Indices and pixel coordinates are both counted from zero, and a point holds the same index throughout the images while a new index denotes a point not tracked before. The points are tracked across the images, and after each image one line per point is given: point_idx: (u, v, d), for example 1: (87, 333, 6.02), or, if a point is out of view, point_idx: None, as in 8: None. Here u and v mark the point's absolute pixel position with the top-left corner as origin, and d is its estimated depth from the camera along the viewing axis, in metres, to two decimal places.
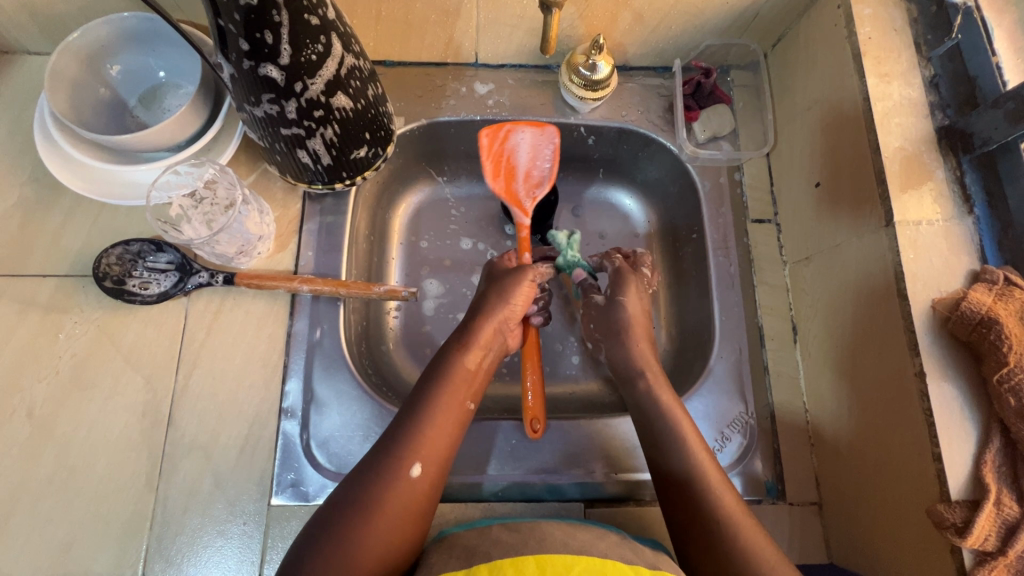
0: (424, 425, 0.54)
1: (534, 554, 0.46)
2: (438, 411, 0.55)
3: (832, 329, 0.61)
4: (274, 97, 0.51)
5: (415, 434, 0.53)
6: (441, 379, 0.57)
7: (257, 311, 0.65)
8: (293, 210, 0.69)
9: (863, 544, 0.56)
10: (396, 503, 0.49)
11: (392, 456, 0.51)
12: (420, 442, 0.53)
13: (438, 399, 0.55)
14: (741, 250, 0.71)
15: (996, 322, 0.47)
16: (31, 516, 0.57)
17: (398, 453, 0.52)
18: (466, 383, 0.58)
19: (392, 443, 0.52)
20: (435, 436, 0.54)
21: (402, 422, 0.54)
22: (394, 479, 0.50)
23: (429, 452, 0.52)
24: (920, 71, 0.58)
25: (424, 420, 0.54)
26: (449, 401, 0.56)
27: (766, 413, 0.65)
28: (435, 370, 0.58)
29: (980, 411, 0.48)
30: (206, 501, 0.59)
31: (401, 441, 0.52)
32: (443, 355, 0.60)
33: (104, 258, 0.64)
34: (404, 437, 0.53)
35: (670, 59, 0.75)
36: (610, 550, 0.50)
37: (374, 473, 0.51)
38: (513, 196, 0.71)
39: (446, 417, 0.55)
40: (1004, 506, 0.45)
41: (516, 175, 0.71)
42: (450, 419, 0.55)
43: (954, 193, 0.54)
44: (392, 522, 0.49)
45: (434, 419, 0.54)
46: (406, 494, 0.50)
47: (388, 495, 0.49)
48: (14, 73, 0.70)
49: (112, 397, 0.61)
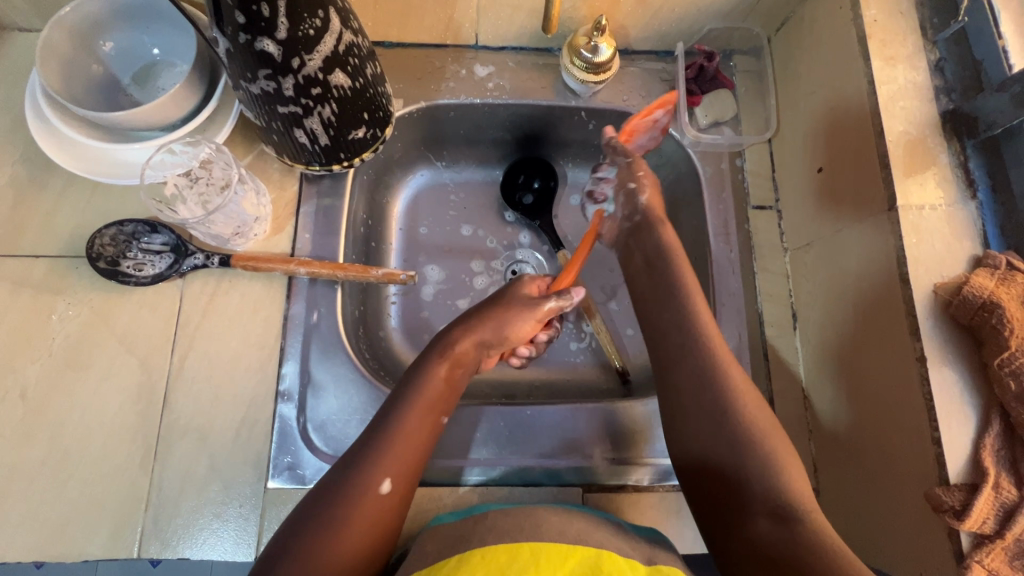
0: (394, 439, 0.53)
1: (529, 542, 0.47)
2: (412, 424, 0.54)
3: (833, 313, 0.61)
4: (271, 73, 0.50)
5: (386, 444, 0.52)
6: (415, 391, 0.56)
7: (253, 293, 0.64)
8: (290, 192, 0.68)
9: (863, 530, 0.55)
10: (362, 517, 0.49)
11: (362, 469, 0.50)
12: (390, 456, 0.52)
13: (409, 410, 0.54)
14: (742, 236, 0.71)
15: (998, 306, 0.46)
16: (25, 498, 0.57)
17: (370, 467, 0.51)
18: (442, 395, 0.57)
19: (362, 456, 0.51)
20: (405, 451, 0.53)
21: (372, 433, 0.53)
22: (362, 493, 0.49)
23: (399, 465, 0.52)
24: (926, 55, 0.57)
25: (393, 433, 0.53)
26: (423, 414, 0.55)
27: (765, 399, 0.65)
28: (408, 382, 0.57)
29: (981, 396, 0.48)
30: (203, 483, 0.59)
31: (371, 455, 0.51)
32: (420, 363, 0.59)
33: (98, 239, 0.63)
34: (372, 452, 0.52)
35: (673, 43, 0.74)
36: (607, 541, 0.50)
37: (343, 482, 0.50)
38: (641, 128, 0.70)
39: (417, 431, 0.54)
40: (1003, 489, 0.45)
41: (629, 137, 0.70)
42: (419, 429, 0.54)
43: (958, 177, 0.54)
44: (359, 532, 0.48)
45: (404, 433, 0.53)
46: (374, 506, 0.50)
47: (353, 509, 0.49)
48: (4, 51, 0.68)
49: (107, 379, 0.61)
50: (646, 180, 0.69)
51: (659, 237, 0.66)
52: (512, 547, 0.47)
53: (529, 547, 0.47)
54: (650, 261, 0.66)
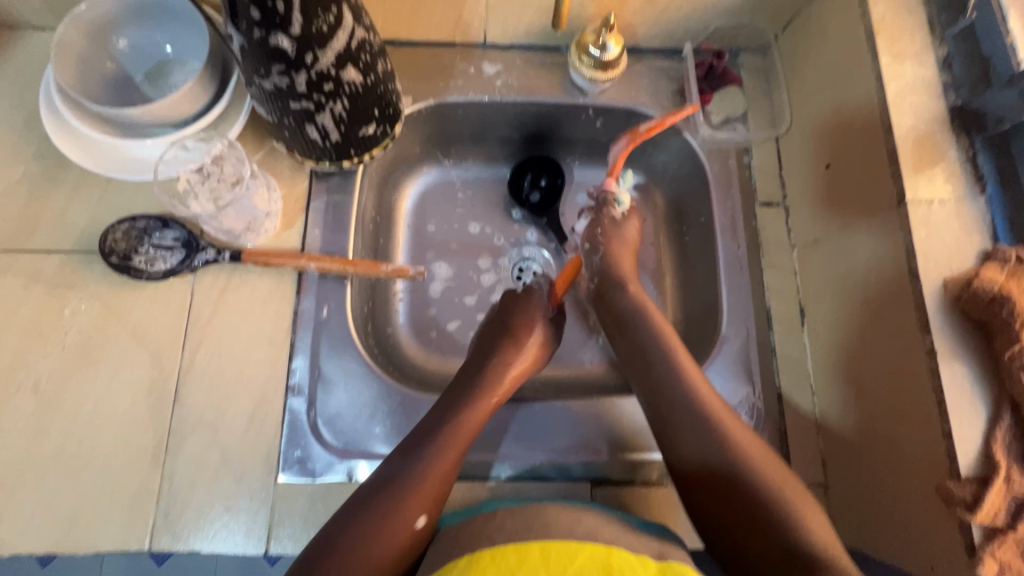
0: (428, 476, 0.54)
1: (538, 541, 0.47)
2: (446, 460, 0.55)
3: (841, 309, 0.61)
4: (284, 69, 0.50)
5: (420, 476, 0.53)
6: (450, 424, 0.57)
7: (264, 289, 0.65)
8: (300, 188, 0.68)
9: (874, 525, 0.55)
10: (397, 551, 0.50)
11: (394, 505, 0.52)
12: (424, 493, 0.53)
13: (442, 440, 0.56)
14: (749, 232, 0.71)
15: (1009, 299, 0.46)
16: (38, 490, 0.57)
17: (401, 502, 0.52)
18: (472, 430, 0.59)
19: (394, 491, 0.52)
20: (438, 486, 0.54)
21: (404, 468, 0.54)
22: (396, 528, 0.51)
23: (430, 497, 0.53)
24: (934, 51, 0.58)
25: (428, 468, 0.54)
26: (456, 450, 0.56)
27: (774, 394, 0.65)
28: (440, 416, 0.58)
29: (991, 389, 0.48)
30: (214, 477, 0.59)
31: (404, 491, 0.52)
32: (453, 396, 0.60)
33: (110, 234, 0.63)
34: (407, 487, 0.53)
35: (680, 41, 0.75)
36: (618, 537, 0.50)
37: (373, 515, 0.51)
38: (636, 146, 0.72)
39: (450, 465, 0.55)
40: (1014, 482, 0.45)
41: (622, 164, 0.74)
42: (450, 461, 0.55)
43: (967, 172, 0.54)
44: (387, 561, 0.50)
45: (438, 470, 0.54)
46: (407, 540, 0.51)
47: (388, 544, 0.50)
48: (19, 50, 0.69)
49: (119, 373, 0.61)
50: (603, 238, 0.72)
51: (625, 299, 0.67)
52: (521, 547, 0.47)
53: (539, 547, 0.47)
54: (618, 322, 0.66)
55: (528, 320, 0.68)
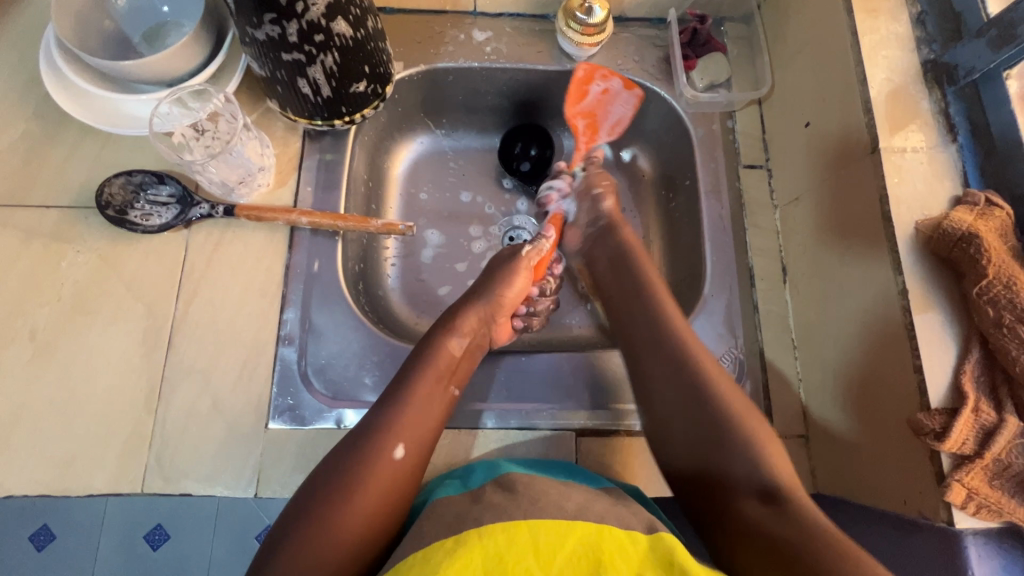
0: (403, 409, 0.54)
1: (527, 522, 0.45)
2: (421, 396, 0.55)
3: (820, 261, 0.62)
4: (276, 17, 0.52)
5: (396, 415, 0.53)
6: (424, 362, 0.58)
7: (256, 244, 0.66)
8: (293, 147, 0.70)
9: (850, 469, 0.56)
10: (378, 483, 0.50)
11: (374, 439, 0.52)
12: (400, 425, 0.53)
13: (416, 385, 0.56)
14: (732, 193, 0.72)
15: (977, 237, 0.48)
16: (32, 434, 0.59)
17: (379, 434, 0.52)
18: (449, 366, 0.59)
19: (372, 428, 0.53)
20: (415, 418, 0.54)
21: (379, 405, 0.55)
22: (375, 459, 0.51)
23: (405, 431, 0.53)
24: (907, 8, 0.60)
25: (403, 399, 0.55)
26: (431, 385, 0.56)
27: (756, 350, 0.66)
28: (417, 355, 0.59)
29: (960, 327, 0.50)
30: (205, 423, 0.60)
31: (381, 425, 0.53)
32: (428, 338, 0.60)
33: (107, 188, 0.65)
34: (382, 421, 0.53)
35: (665, 9, 0.77)
36: (609, 514, 0.49)
37: (357, 452, 0.51)
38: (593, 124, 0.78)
39: (426, 400, 0.55)
40: (981, 413, 0.46)
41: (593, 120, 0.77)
42: (425, 400, 0.55)
43: (938, 123, 0.56)
44: (369, 496, 0.49)
45: (413, 404, 0.55)
46: (389, 473, 0.51)
47: (368, 477, 0.50)
48: (20, 12, 0.71)
49: (114, 322, 0.62)
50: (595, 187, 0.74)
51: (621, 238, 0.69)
52: (510, 529, 0.45)
53: (528, 531, 0.45)
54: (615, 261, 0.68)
55: (505, 269, 0.66)
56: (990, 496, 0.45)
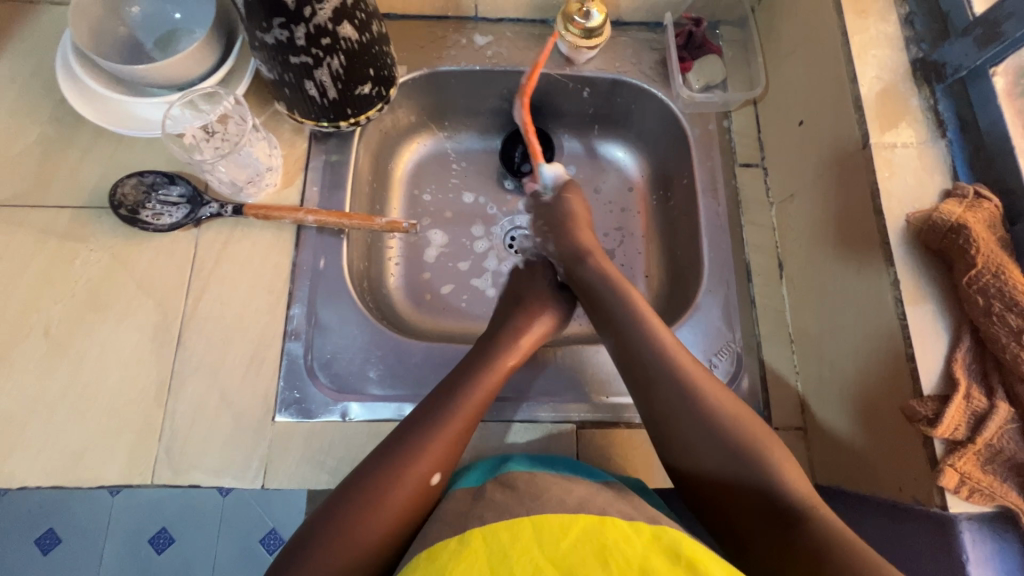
0: (449, 434, 0.55)
1: (531, 517, 0.46)
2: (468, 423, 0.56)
3: (816, 255, 0.63)
4: (285, 22, 0.54)
5: (439, 440, 0.54)
6: (471, 388, 0.58)
7: (264, 242, 0.68)
8: (300, 149, 0.72)
9: (847, 461, 0.57)
10: (408, 503, 0.51)
11: (413, 460, 0.52)
12: (443, 451, 0.54)
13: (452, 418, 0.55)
14: (729, 191, 0.74)
15: (965, 228, 0.49)
16: (46, 427, 0.60)
17: (421, 456, 0.53)
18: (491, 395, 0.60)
19: (412, 446, 0.53)
20: (456, 445, 0.55)
21: (422, 421, 0.55)
22: (412, 481, 0.51)
23: (445, 456, 0.54)
24: (896, 9, 0.61)
25: (448, 424, 0.55)
26: (475, 413, 0.57)
27: (754, 344, 0.67)
28: (462, 378, 0.59)
29: (952, 316, 0.51)
30: (213, 416, 0.61)
31: (423, 447, 0.53)
32: (473, 363, 0.61)
33: (120, 188, 0.67)
34: (424, 442, 0.53)
35: (661, 13, 0.79)
36: (609, 507, 0.49)
37: (390, 467, 0.52)
38: None
39: (468, 427, 0.56)
40: (973, 399, 0.47)
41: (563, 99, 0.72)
42: (469, 426, 0.56)
43: (928, 119, 0.57)
44: (398, 515, 0.50)
45: (458, 428, 0.55)
46: (421, 494, 0.52)
47: (401, 496, 0.51)
48: (38, 20, 0.73)
49: (125, 318, 0.64)
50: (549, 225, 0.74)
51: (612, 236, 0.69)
52: (513, 526, 0.45)
53: (531, 526, 0.45)
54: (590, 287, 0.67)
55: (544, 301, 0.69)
56: (983, 480, 0.46)
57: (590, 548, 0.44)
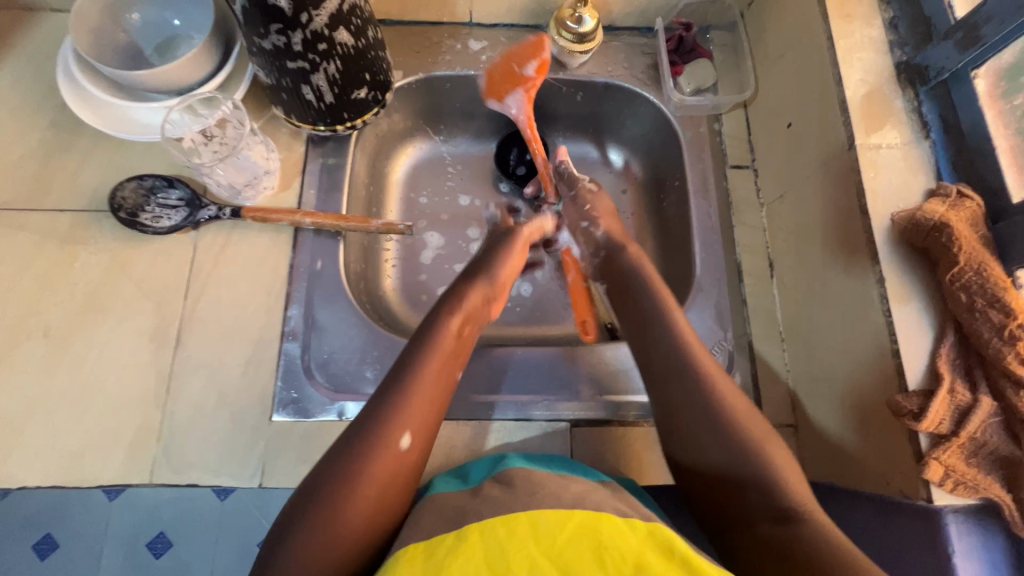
0: (413, 393, 0.53)
1: (527, 513, 0.46)
2: (430, 377, 0.54)
3: (805, 255, 0.65)
4: (282, 28, 0.55)
5: (405, 402, 0.52)
6: (429, 345, 0.56)
7: (262, 244, 0.69)
8: (297, 152, 0.73)
9: (837, 456, 0.58)
10: (383, 474, 0.48)
11: (382, 428, 0.50)
12: (410, 412, 0.51)
13: (420, 368, 0.54)
14: (720, 192, 0.75)
15: (948, 226, 0.50)
16: (45, 428, 0.61)
17: (388, 421, 0.50)
18: (455, 349, 0.58)
19: (381, 414, 0.51)
20: (424, 404, 0.53)
21: (390, 384, 0.53)
22: (383, 450, 0.49)
23: (413, 417, 0.52)
24: (880, 14, 0.63)
25: (412, 384, 0.53)
26: (438, 368, 0.55)
27: (745, 342, 0.68)
28: (421, 337, 0.57)
29: (936, 313, 0.52)
30: (211, 416, 0.62)
31: (390, 413, 0.51)
32: (430, 319, 0.59)
33: (120, 192, 0.68)
34: (392, 408, 0.51)
35: (652, 18, 0.80)
36: (602, 502, 0.50)
37: (360, 439, 0.49)
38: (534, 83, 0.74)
39: (433, 385, 0.54)
40: (957, 393, 0.48)
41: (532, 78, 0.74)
42: (434, 382, 0.54)
43: (912, 120, 0.59)
44: (376, 489, 0.48)
45: (423, 386, 0.53)
46: (394, 462, 0.49)
47: (375, 468, 0.48)
48: (38, 27, 0.74)
49: (124, 320, 0.65)
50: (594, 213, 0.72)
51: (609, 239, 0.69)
52: (510, 522, 0.46)
53: (528, 519, 0.46)
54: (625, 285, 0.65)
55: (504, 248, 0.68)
56: (967, 473, 0.47)
57: (586, 544, 0.44)
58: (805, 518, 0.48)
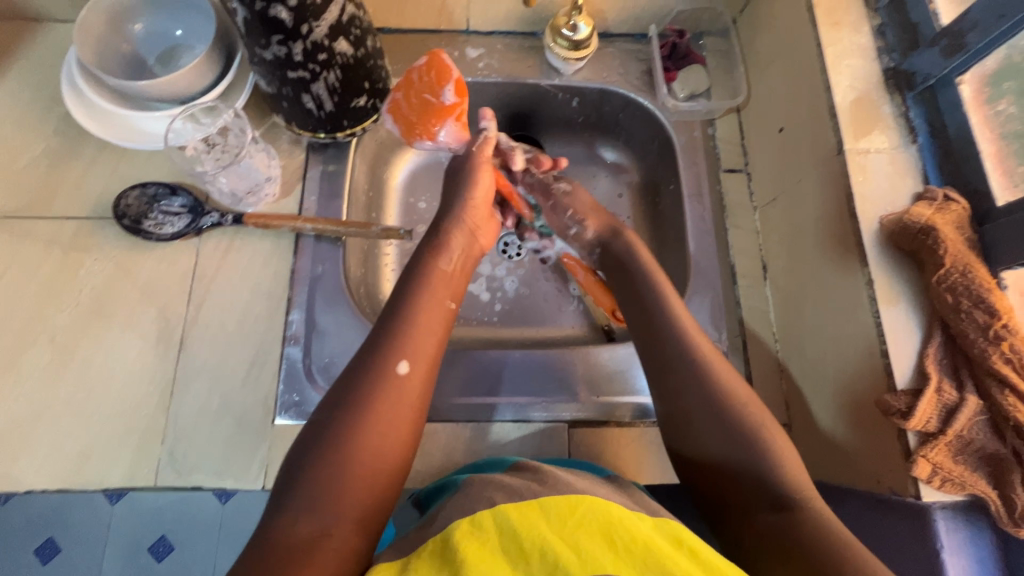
0: (409, 322, 0.55)
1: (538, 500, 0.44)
2: (423, 309, 0.56)
3: (797, 257, 0.66)
4: (283, 39, 0.56)
5: (394, 334, 0.53)
6: (419, 282, 0.59)
7: (264, 250, 0.70)
8: (298, 160, 0.74)
9: (829, 455, 0.59)
10: (387, 401, 0.49)
11: (379, 359, 0.51)
12: (407, 340, 0.53)
13: (411, 301, 0.57)
14: (714, 196, 0.76)
15: (934, 229, 0.51)
16: (51, 432, 0.62)
17: (385, 351, 0.52)
18: (447, 286, 0.60)
19: (378, 345, 0.53)
20: (421, 334, 0.54)
21: (389, 318, 0.55)
22: (383, 379, 0.50)
23: (410, 346, 0.53)
24: (868, 21, 0.64)
25: (408, 316, 0.55)
26: (431, 302, 0.57)
27: (739, 344, 0.70)
28: (410, 277, 0.60)
29: (923, 313, 0.53)
30: (215, 419, 0.63)
31: (386, 342, 0.53)
32: (416, 263, 0.62)
33: (123, 199, 0.69)
34: (388, 339, 0.53)
35: (646, 25, 0.81)
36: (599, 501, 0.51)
37: (360, 375, 0.51)
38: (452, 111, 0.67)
39: (429, 315, 0.56)
40: (944, 392, 0.49)
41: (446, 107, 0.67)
42: (431, 314, 0.56)
43: (900, 125, 0.60)
44: (386, 415, 0.49)
45: (419, 317, 0.55)
46: (396, 388, 0.50)
47: (380, 396, 0.49)
48: (42, 38, 0.76)
49: (129, 324, 0.66)
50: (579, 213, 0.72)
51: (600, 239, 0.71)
52: (523, 507, 0.43)
53: (541, 509, 0.43)
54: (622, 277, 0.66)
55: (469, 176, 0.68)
56: (954, 470, 0.48)
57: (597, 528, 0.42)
58: (798, 512, 0.49)
